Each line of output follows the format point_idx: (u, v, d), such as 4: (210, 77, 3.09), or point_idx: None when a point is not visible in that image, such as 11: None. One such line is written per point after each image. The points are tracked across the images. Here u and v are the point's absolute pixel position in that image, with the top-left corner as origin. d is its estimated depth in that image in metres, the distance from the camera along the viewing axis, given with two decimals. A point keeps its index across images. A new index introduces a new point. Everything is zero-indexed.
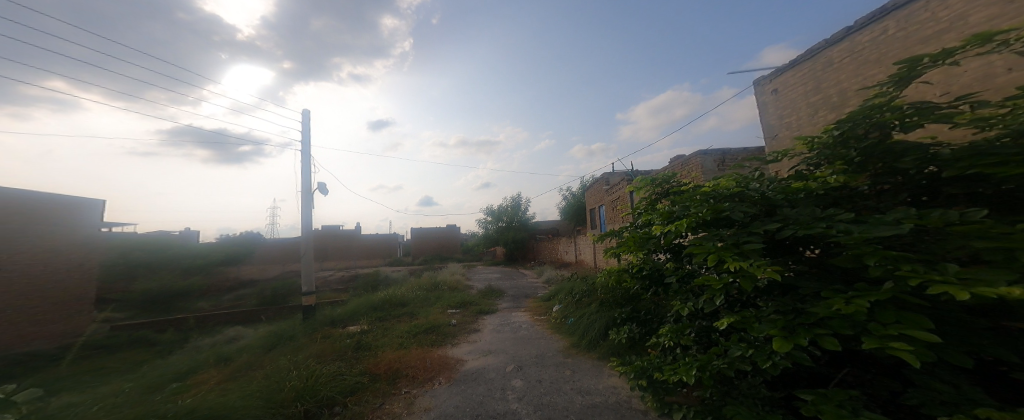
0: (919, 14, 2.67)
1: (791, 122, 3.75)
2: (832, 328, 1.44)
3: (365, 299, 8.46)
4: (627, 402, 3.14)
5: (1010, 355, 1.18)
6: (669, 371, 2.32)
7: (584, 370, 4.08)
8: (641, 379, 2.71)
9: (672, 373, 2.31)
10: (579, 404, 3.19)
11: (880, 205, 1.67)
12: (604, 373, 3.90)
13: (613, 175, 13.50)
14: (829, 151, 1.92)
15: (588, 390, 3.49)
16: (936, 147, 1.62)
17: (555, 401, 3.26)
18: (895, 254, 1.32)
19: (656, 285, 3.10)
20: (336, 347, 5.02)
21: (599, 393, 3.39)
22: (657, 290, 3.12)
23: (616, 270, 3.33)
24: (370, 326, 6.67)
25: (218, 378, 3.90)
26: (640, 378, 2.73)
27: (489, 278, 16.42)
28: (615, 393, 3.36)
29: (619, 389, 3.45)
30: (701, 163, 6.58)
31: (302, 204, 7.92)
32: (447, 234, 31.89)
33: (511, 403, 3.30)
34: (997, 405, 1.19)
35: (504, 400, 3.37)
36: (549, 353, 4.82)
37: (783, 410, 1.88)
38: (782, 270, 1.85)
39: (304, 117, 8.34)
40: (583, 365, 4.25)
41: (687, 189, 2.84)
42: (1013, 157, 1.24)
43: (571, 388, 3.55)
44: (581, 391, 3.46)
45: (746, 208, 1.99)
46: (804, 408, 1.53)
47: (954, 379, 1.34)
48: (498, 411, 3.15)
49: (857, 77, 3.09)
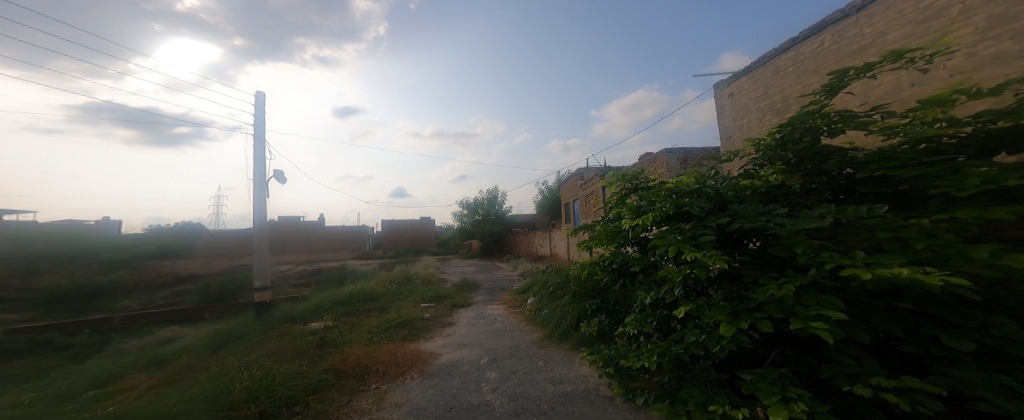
0: (848, 30, 2.93)
1: (743, 124, 4.02)
2: (767, 312, 1.58)
3: (330, 294, 8.10)
4: (596, 390, 3.26)
5: (898, 331, 1.37)
6: (634, 358, 2.42)
7: (556, 360, 4.19)
8: (608, 366, 2.91)
9: (636, 359, 2.43)
10: (551, 393, 3.27)
11: (809, 202, 1.84)
12: (575, 363, 4.05)
13: (588, 171, 13.99)
14: (771, 153, 2.09)
15: (560, 379, 3.60)
16: (854, 151, 1.80)
17: (529, 391, 3.33)
18: (817, 244, 1.48)
19: (625, 277, 3.23)
20: (295, 345, 4.77)
21: (571, 382, 3.50)
22: (626, 281, 3.25)
23: (588, 263, 3.43)
24: (335, 322, 6.38)
25: (151, 383, 3.57)
26: (608, 366, 2.93)
27: (464, 271, 16.24)
28: (585, 381, 3.49)
29: (589, 377, 3.58)
30: (666, 161, 6.93)
31: (257, 191, 7.39)
32: (422, 226, 31.14)
33: (485, 394, 3.31)
34: (886, 375, 1.38)
35: (479, 391, 3.38)
36: (523, 345, 4.89)
37: (729, 390, 2.04)
38: (729, 260, 1.98)
39: (259, 100, 7.75)
40: (555, 355, 4.36)
41: (653, 185, 2.97)
42: (909, 161, 1.41)
43: (544, 378, 3.64)
44: (553, 381, 3.56)
45: (703, 204, 2.11)
46: (744, 387, 1.68)
47: (857, 354, 1.53)
48: (472, 402, 3.16)
49: (799, 84, 3.36)
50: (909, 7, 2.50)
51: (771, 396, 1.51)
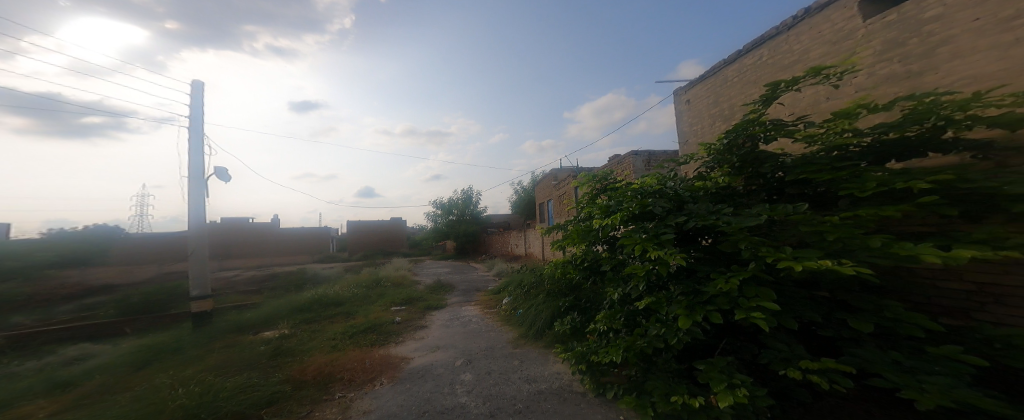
0: (781, 47, 3.21)
1: (698, 130, 4.28)
2: (717, 304, 1.67)
3: (289, 301, 7.56)
4: (569, 386, 3.28)
5: (818, 317, 1.52)
6: (603, 354, 2.47)
7: (531, 359, 4.19)
8: (580, 363, 3.04)
9: (605, 355, 2.47)
10: (526, 391, 3.26)
11: (750, 202, 1.99)
12: (549, 361, 4.07)
13: (561, 172, 14.26)
14: (719, 156, 2.24)
15: (535, 377, 3.60)
16: (783, 156, 1.97)
17: (504, 391, 3.29)
18: (757, 240, 1.59)
19: (596, 275, 3.32)
20: (245, 356, 4.39)
21: (545, 379, 3.51)
22: (597, 279, 3.33)
23: (561, 262, 3.47)
24: (292, 330, 5.95)
25: (56, 409, 3.11)
26: (580, 363, 3.05)
27: (438, 272, 15.87)
28: (559, 378, 3.51)
29: (563, 374, 3.61)
30: (632, 163, 7.22)
31: (193, 190, 6.73)
32: (392, 227, 30.00)
33: (460, 397, 3.23)
34: (812, 357, 1.51)
35: (453, 394, 3.29)
36: (498, 345, 4.84)
37: (687, 380, 2.13)
38: (686, 257, 2.08)
39: (196, 89, 7.05)
40: (530, 354, 4.35)
41: (621, 186, 3.07)
42: (824, 167, 1.57)
43: (519, 378, 3.62)
44: (529, 379, 3.55)
45: (664, 203, 2.20)
46: (698, 376, 1.76)
47: (788, 339, 1.67)
48: (447, 406, 3.06)
49: (743, 94, 3.63)
50: (828, 27, 2.78)
51: (720, 384, 1.60)
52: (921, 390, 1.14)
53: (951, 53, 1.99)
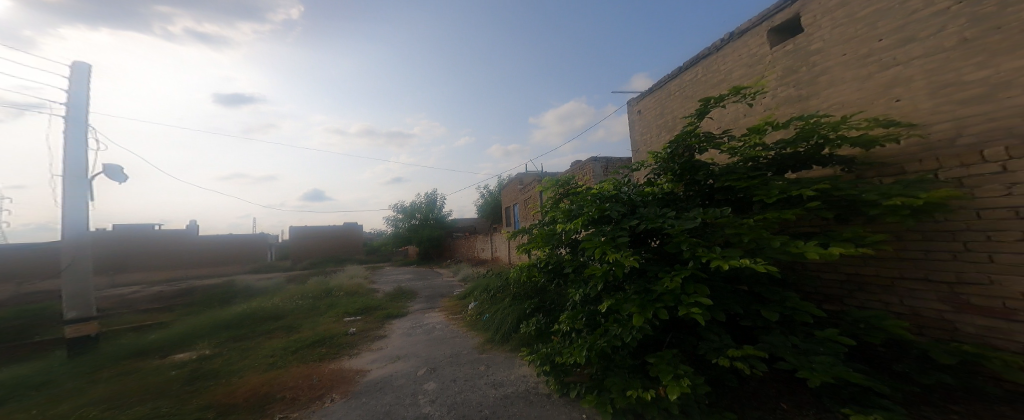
0: (710, 66, 3.57)
1: (648, 138, 4.58)
2: (664, 302, 1.78)
3: (222, 318, 6.74)
4: (535, 388, 3.30)
5: (737, 309, 1.69)
6: (566, 354, 2.50)
7: (497, 364, 4.15)
8: (545, 364, 3.06)
9: (568, 355, 2.51)
10: (492, 397, 3.21)
11: (689, 206, 2.16)
12: (515, 364, 4.06)
13: (527, 175, 14.46)
14: (664, 164, 2.41)
15: (500, 382, 3.56)
16: (710, 166, 2.18)
17: (469, 399, 3.21)
18: (695, 240, 1.72)
19: (560, 277, 3.40)
20: (155, 384, 3.82)
21: (511, 384, 3.49)
22: (561, 281, 3.40)
23: (526, 265, 3.50)
24: (217, 350, 5.31)
25: None
26: (545, 364, 3.08)
27: (399, 279, 15.18)
28: (524, 382, 3.51)
29: (528, 377, 3.62)
30: (592, 168, 7.54)
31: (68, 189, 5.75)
32: (347, 232, 28.17)
33: (423, 407, 3.09)
34: (736, 345, 1.68)
35: (415, 405, 3.15)
36: (464, 351, 4.72)
37: (642, 374, 2.23)
38: (639, 258, 2.19)
39: (76, 73, 6.05)
40: (496, 359, 4.31)
41: (581, 190, 3.18)
42: (740, 176, 1.77)
43: (485, 383, 3.56)
44: (494, 384, 3.51)
45: (620, 207, 2.30)
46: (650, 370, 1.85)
47: (718, 330, 1.84)
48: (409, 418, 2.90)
49: (683, 107, 3.97)
50: (745, 52, 3.16)
51: (667, 375, 1.70)
52: (810, 369, 1.32)
53: (829, 82, 2.37)
